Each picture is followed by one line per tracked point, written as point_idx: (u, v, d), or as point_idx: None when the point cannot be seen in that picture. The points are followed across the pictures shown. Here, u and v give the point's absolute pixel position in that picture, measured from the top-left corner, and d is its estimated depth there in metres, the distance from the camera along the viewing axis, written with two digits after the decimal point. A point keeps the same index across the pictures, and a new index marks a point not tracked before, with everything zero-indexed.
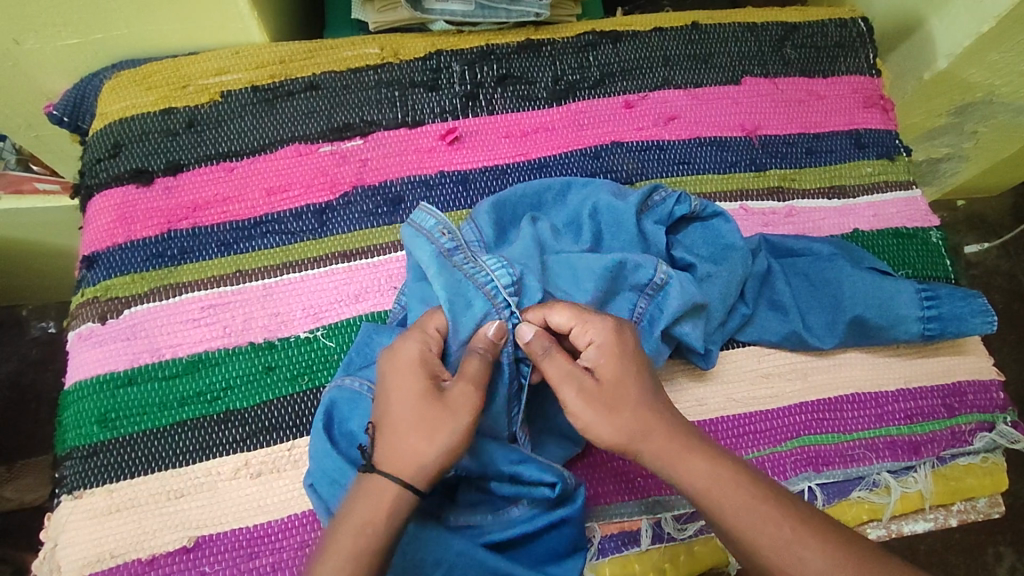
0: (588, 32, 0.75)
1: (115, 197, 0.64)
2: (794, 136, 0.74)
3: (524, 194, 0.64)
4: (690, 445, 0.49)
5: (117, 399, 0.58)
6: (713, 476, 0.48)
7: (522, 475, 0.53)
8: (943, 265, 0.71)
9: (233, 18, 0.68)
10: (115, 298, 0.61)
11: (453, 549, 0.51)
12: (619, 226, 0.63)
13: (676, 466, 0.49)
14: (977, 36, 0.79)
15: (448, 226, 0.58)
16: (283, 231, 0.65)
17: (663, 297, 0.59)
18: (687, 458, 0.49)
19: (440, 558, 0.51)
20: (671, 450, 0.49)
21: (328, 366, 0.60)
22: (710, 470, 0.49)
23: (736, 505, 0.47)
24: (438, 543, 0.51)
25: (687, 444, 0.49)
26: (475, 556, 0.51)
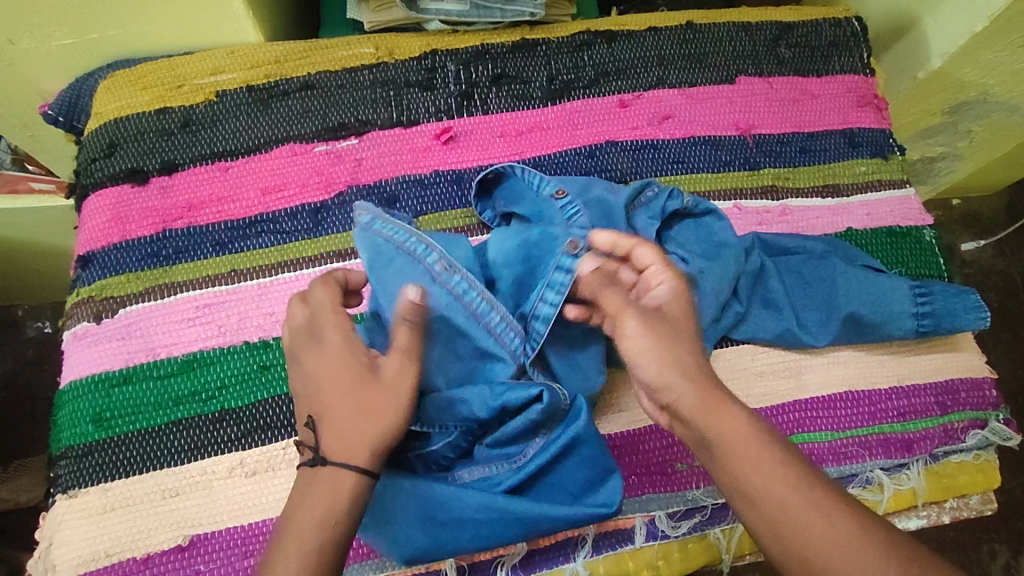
0: (583, 32, 0.75)
1: (110, 197, 0.65)
2: (788, 135, 0.75)
3: (510, 187, 0.66)
4: (728, 403, 0.48)
5: (111, 399, 0.58)
6: (750, 435, 0.47)
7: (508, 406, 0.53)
8: (937, 263, 0.72)
9: (228, 18, 0.68)
10: (109, 297, 0.61)
11: (470, 504, 0.52)
12: (612, 218, 0.63)
13: (714, 420, 0.47)
14: (971, 35, 0.79)
15: (386, 219, 0.56)
16: (277, 230, 0.65)
17: None
18: (719, 416, 0.47)
19: (460, 516, 0.52)
20: (702, 406, 0.47)
21: None
22: (739, 434, 0.46)
23: (770, 464, 0.45)
24: (451, 501, 0.52)
25: (721, 403, 0.48)
26: (494, 505, 0.52)
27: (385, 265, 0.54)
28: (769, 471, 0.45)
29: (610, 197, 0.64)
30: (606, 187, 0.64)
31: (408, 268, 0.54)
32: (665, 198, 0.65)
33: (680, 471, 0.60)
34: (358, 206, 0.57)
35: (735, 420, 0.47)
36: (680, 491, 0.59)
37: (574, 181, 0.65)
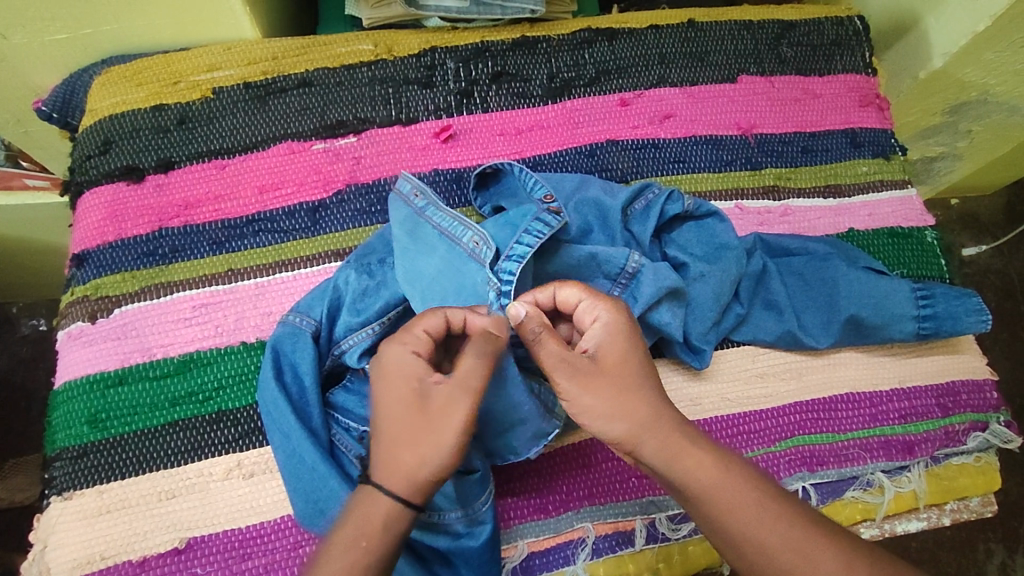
0: (584, 29, 0.75)
1: (105, 194, 0.64)
2: (790, 134, 0.74)
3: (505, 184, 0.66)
4: (695, 442, 0.48)
5: (107, 399, 0.57)
6: (717, 477, 0.47)
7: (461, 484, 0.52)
8: (939, 264, 0.71)
9: (225, 14, 0.67)
10: (105, 296, 0.60)
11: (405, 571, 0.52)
12: (608, 223, 0.62)
13: (678, 463, 0.47)
14: (973, 35, 0.79)
15: (422, 189, 0.60)
16: (275, 229, 0.64)
17: (636, 285, 0.58)
18: (686, 458, 0.47)
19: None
20: (669, 451, 0.47)
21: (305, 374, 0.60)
22: (715, 476, 0.47)
23: (745, 505, 0.46)
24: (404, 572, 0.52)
25: (687, 444, 0.48)
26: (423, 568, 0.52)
27: (427, 249, 0.57)
28: (751, 514, 0.46)
29: (603, 203, 0.63)
30: (603, 189, 0.64)
31: (452, 252, 0.57)
32: (664, 201, 0.64)
33: None
34: (404, 181, 0.60)
35: (702, 461, 0.47)
36: None
37: (566, 186, 0.65)
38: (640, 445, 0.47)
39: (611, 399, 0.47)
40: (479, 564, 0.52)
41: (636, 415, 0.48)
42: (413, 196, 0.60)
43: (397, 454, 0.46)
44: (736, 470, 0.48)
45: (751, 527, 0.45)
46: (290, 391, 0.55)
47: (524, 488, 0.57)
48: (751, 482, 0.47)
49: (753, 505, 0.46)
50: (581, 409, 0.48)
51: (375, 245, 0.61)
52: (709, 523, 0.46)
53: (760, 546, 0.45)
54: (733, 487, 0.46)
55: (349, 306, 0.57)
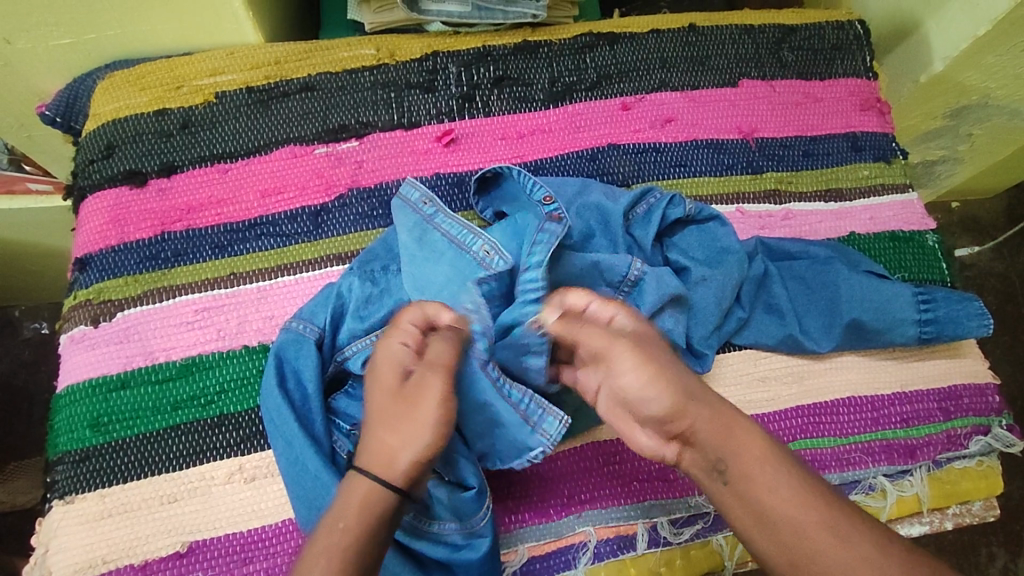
0: (585, 34, 0.75)
1: (108, 199, 0.64)
2: (791, 138, 0.74)
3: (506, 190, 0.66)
4: (743, 419, 0.49)
5: (109, 403, 0.58)
6: (763, 453, 0.47)
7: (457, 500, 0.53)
8: (940, 268, 0.71)
9: (228, 18, 0.67)
10: (107, 300, 0.61)
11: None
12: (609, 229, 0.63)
13: (729, 436, 0.48)
14: (973, 39, 0.80)
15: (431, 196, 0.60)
16: (277, 233, 0.64)
17: (637, 293, 0.59)
18: (735, 432, 0.48)
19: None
20: (718, 424, 0.48)
21: None
22: (761, 453, 0.47)
23: (790, 485, 0.46)
24: None
25: (735, 422, 0.49)
26: None
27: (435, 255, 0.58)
28: (793, 495, 0.46)
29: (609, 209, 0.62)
30: (605, 194, 0.64)
31: (459, 258, 0.58)
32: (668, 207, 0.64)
33: (682, 477, 0.59)
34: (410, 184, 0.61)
35: (750, 437, 0.48)
36: (681, 497, 0.59)
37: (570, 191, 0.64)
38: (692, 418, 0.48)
39: (671, 369, 0.49)
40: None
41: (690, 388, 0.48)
42: (421, 203, 0.60)
43: (382, 439, 0.48)
44: (779, 449, 0.48)
45: (792, 508, 0.46)
46: (293, 398, 0.55)
47: (524, 493, 0.57)
48: (790, 462, 0.48)
49: (795, 488, 0.46)
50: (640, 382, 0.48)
51: (378, 250, 0.61)
52: (748, 499, 0.46)
53: (800, 523, 0.45)
54: (778, 465, 0.47)
55: (353, 314, 0.57)
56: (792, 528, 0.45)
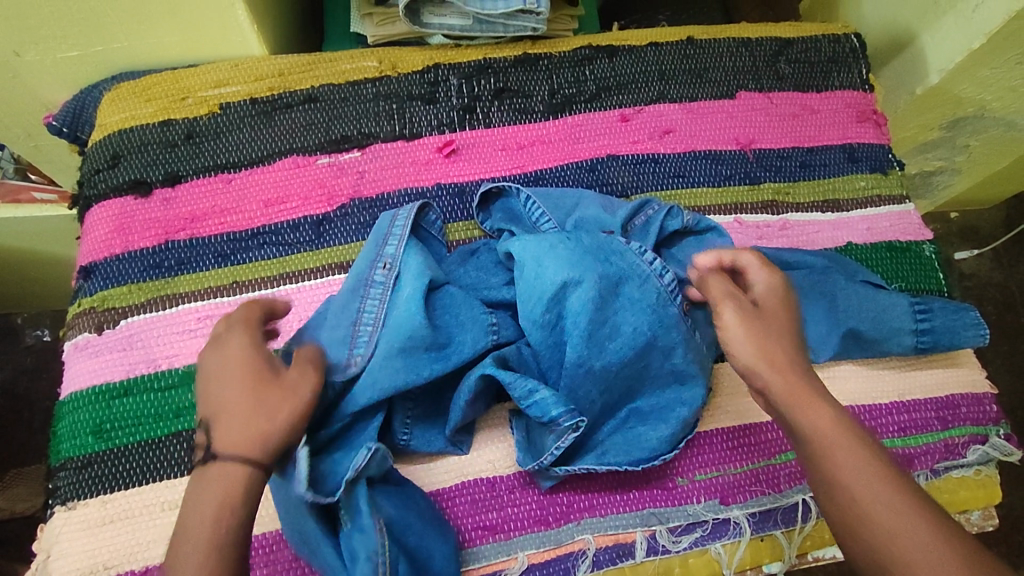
0: (584, 46, 0.76)
1: (113, 208, 0.65)
2: (788, 149, 0.75)
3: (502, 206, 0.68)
4: (815, 396, 0.49)
5: (112, 410, 0.58)
6: (834, 428, 0.47)
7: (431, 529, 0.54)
8: (937, 278, 0.72)
9: (233, 31, 0.68)
10: (111, 308, 0.61)
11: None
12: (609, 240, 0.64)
13: (800, 407, 0.48)
14: (968, 52, 0.81)
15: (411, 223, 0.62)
16: (280, 242, 0.65)
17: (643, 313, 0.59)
18: (807, 405, 0.48)
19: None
20: (793, 394, 0.49)
21: None
22: (830, 425, 0.47)
23: (858, 463, 0.46)
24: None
25: (811, 396, 0.49)
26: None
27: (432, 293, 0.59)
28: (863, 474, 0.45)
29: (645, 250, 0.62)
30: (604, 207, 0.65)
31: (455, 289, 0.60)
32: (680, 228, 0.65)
33: (680, 486, 0.59)
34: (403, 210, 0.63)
35: (821, 411, 0.48)
36: (679, 506, 0.59)
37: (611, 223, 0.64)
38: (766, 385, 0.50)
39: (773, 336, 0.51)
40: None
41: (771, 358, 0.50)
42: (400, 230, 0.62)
43: (220, 430, 0.46)
44: (855, 430, 0.48)
45: (860, 485, 0.45)
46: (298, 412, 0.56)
47: (523, 499, 0.58)
48: (867, 441, 0.47)
49: (866, 465, 0.46)
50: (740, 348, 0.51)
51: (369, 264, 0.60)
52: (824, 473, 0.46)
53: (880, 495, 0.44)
54: (849, 438, 0.47)
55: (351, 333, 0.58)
56: (862, 503, 0.44)
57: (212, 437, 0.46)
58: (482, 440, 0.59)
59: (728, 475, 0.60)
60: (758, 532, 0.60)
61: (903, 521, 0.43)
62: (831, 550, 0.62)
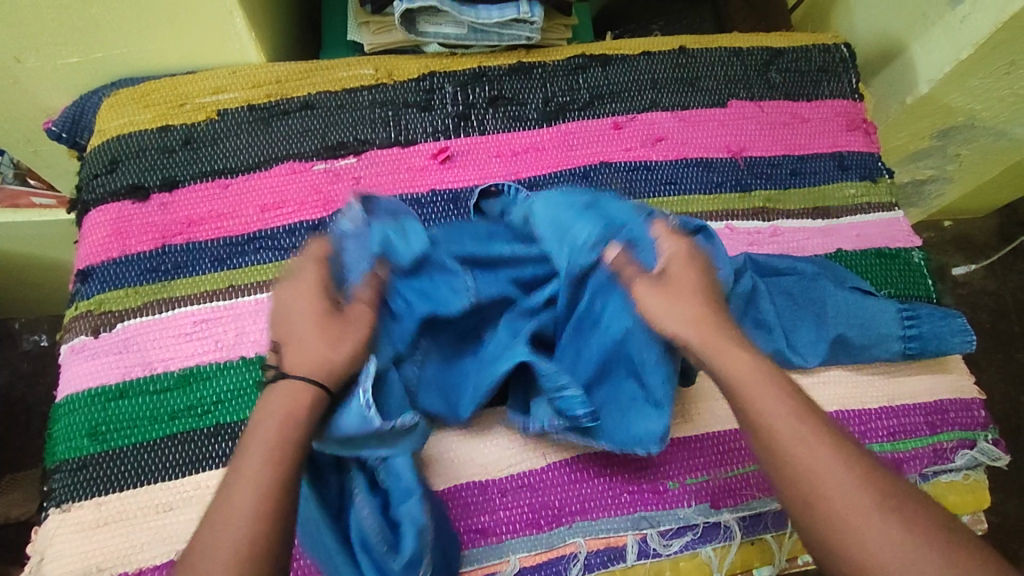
0: (578, 55, 0.77)
1: (111, 212, 0.65)
2: (779, 157, 0.76)
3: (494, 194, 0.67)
4: (730, 341, 0.49)
5: (109, 412, 0.58)
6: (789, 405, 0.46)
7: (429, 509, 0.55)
8: (926, 285, 0.73)
9: (231, 38, 0.69)
10: (108, 311, 0.62)
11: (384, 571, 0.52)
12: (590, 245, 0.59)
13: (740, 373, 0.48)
14: (956, 62, 0.82)
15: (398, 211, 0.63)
16: (276, 247, 0.66)
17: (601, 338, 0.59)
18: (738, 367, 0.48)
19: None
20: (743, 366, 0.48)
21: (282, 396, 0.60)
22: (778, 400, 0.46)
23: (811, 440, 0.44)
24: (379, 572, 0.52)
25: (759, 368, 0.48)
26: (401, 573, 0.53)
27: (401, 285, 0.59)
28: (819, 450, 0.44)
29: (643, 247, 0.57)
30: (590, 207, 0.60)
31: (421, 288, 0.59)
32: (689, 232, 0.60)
33: (671, 489, 0.60)
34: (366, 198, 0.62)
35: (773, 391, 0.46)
36: (670, 509, 0.59)
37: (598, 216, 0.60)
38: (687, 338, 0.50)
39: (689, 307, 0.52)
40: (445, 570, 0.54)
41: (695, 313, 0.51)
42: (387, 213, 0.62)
43: (292, 357, 0.49)
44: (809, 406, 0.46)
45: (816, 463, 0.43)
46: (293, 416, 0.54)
47: (515, 502, 0.58)
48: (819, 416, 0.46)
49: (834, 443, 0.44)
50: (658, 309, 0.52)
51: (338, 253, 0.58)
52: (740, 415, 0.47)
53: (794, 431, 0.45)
54: (768, 378, 0.47)
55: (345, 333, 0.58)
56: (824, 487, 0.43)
57: (284, 358, 0.49)
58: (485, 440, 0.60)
59: (719, 479, 0.61)
60: (749, 535, 0.60)
61: (827, 468, 0.43)
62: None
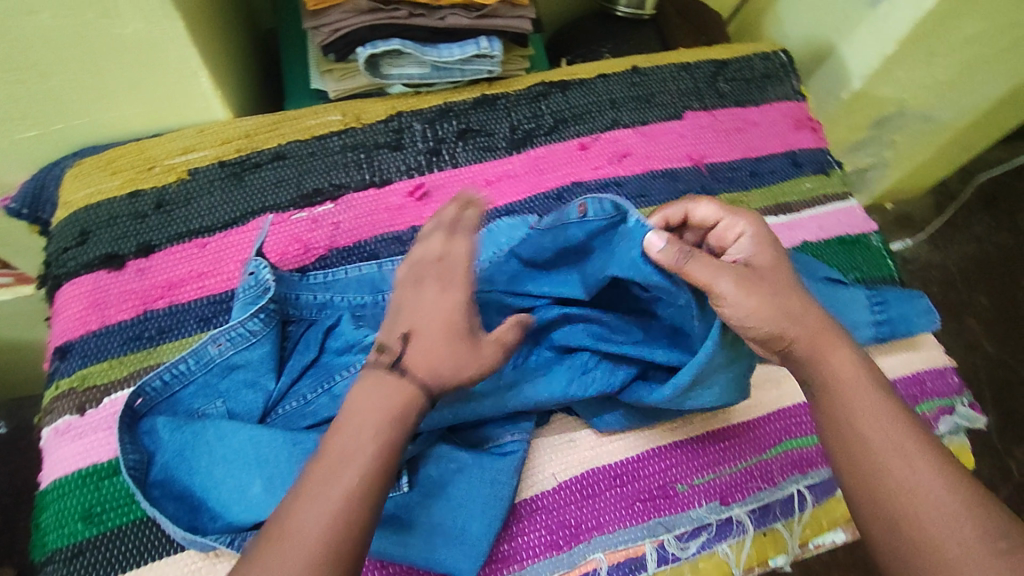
0: (538, 83, 0.81)
1: (85, 284, 0.64)
2: (738, 161, 0.80)
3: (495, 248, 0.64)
4: (832, 340, 0.54)
5: (101, 492, 0.56)
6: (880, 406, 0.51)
7: (452, 498, 0.55)
8: (887, 266, 0.77)
9: (196, 98, 0.70)
10: (92, 386, 0.60)
11: (408, 545, 0.53)
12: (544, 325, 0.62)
13: (824, 360, 0.53)
14: (883, 56, 0.91)
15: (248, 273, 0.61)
16: (196, 318, 0.63)
17: (578, 387, 0.59)
18: (830, 353, 0.53)
19: (403, 554, 0.53)
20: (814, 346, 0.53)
21: (119, 507, 0.55)
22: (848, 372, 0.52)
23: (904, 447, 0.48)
24: (401, 549, 0.53)
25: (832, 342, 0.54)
26: (424, 550, 0.53)
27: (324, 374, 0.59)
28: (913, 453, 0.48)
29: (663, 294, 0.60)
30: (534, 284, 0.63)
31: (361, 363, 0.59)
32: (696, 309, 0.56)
33: (682, 492, 0.61)
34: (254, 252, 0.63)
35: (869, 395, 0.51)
36: (683, 512, 0.60)
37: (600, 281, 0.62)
38: (793, 341, 0.53)
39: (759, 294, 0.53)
40: (470, 550, 0.54)
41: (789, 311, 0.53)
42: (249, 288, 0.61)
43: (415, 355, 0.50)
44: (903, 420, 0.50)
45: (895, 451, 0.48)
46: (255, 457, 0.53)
47: (532, 526, 0.58)
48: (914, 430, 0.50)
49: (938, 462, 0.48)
50: (742, 309, 0.52)
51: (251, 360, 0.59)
52: (829, 415, 0.51)
53: (881, 434, 0.49)
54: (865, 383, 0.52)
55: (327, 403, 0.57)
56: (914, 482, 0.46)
57: (407, 350, 0.50)
58: (539, 456, 0.61)
59: (726, 476, 0.62)
60: (761, 527, 0.62)
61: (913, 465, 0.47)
62: (829, 536, 0.65)
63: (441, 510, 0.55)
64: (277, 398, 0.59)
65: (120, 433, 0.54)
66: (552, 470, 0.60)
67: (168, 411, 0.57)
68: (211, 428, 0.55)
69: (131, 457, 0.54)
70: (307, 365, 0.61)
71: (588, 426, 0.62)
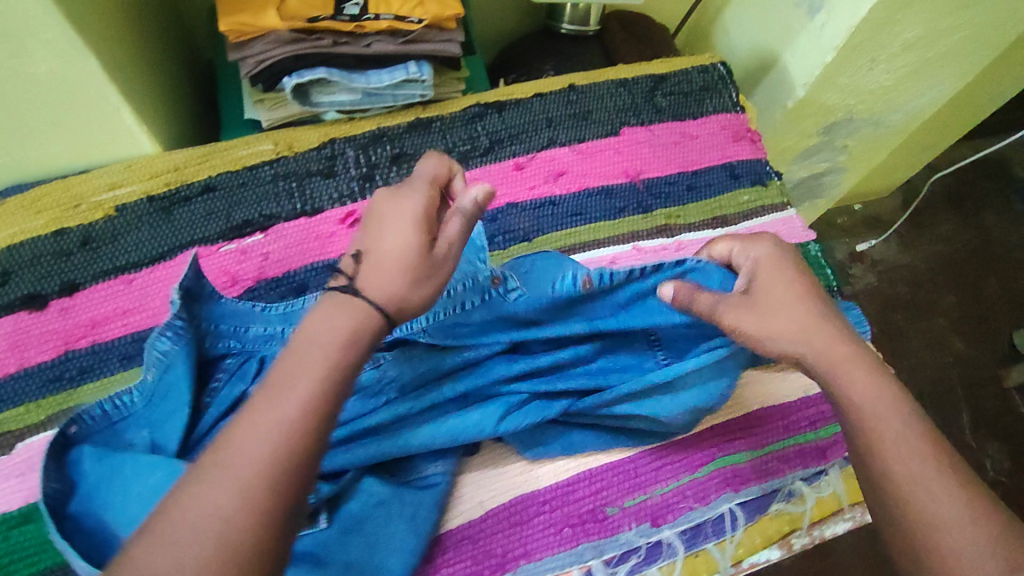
0: (474, 105, 0.80)
1: (5, 326, 0.63)
2: (674, 175, 0.80)
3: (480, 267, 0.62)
4: (856, 365, 0.54)
5: (10, 541, 0.55)
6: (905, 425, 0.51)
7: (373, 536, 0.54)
8: (825, 275, 0.77)
9: (122, 134, 0.69)
10: (7, 432, 0.59)
11: None
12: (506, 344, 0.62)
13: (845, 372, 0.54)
14: (823, 65, 0.90)
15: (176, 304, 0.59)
16: (119, 357, 0.63)
17: (528, 411, 0.60)
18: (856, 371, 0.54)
19: None
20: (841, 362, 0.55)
21: (30, 556, 0.55)
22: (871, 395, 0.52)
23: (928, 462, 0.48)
24: None
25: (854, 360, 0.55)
26: None
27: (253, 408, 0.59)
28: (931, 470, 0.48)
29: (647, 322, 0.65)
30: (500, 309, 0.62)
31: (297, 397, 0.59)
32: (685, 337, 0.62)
33: (612, 515, 0.61)
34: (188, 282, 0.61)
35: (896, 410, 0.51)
36: (612, 536, 0.60)
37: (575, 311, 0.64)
38: (806, 355, 0.56)
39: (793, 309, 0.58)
40: None
41: (803, 329, 0.57)
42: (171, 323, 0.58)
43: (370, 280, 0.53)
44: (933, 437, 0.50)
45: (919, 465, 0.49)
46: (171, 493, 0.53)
47: (457, 557, 0.58)
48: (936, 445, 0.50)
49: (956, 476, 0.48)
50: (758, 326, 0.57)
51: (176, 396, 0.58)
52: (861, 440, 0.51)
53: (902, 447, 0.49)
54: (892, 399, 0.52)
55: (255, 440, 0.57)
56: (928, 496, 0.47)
57: (359, 278, 0.53)
58: (466, 486, 0.61)
59: (657, 496, 0.62)
60: (691, 548, 0.62)
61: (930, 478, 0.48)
62: (765, 554, 0.64)
63: (360, 549, 0.54)
64: (207, 430, 0.59)
65: (46, 462, 0.54)
66: (479, 500, 0.60)
67: (102, 443, 0.57)
68: (140, 463, 0.54)
69: (52, 485, 0.53)
70: (237, 400, 0.60)
71: (517, 454, 0.62)
